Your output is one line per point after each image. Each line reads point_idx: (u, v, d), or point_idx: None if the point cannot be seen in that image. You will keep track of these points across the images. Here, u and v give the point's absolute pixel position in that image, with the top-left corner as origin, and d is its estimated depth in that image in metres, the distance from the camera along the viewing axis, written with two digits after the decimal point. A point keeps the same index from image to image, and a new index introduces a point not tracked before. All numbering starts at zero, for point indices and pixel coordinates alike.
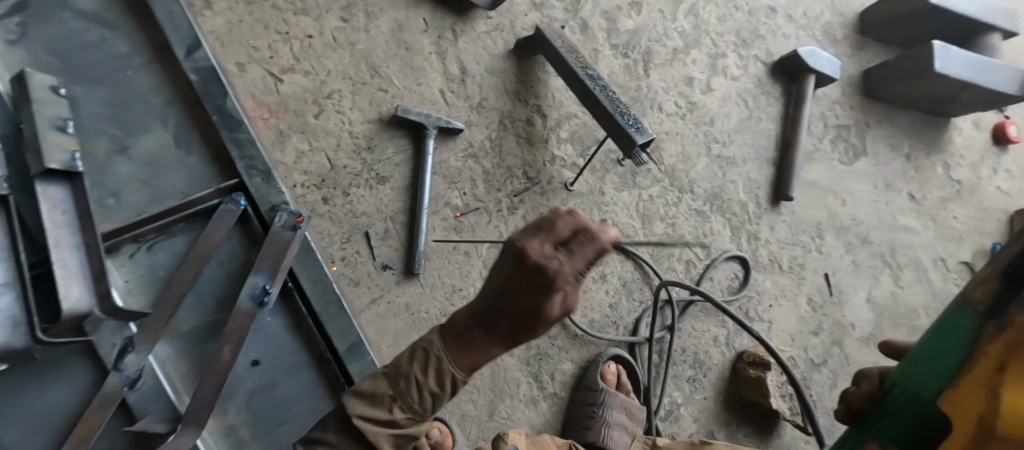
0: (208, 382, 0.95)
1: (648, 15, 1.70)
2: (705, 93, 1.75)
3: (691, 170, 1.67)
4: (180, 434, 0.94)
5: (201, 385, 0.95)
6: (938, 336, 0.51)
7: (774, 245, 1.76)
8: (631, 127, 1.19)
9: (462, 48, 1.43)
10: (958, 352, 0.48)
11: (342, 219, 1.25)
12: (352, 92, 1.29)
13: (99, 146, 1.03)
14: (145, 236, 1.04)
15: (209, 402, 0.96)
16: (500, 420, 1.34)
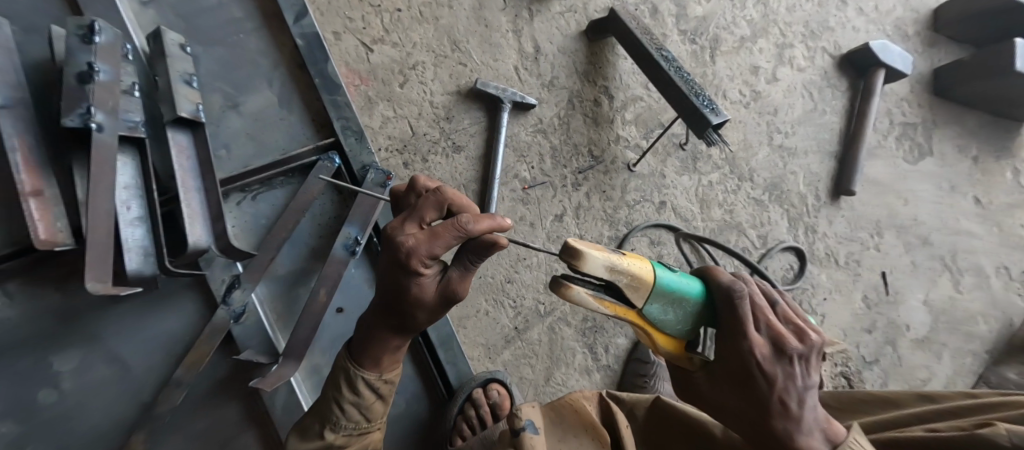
0: (306, 321, 1.06)
1: (718, 3, 1.71)
2: (770, 83, 1.74)
3: (752, 159, 1.68)
4: (282, 365, 1.06)
5: (301, 323, 1.06)
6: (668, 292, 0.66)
7: (832, 239, 1.74)
8: (706, 108, 1.22)
9: (537, 27, 1.48)
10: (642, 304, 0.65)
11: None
12: (434, 65, 1.37)
13: (215, 100, 1.12)
14: (250, 186, 1.14)
15: (306, 340, 1.07)
16: (555, 386, 1.39)
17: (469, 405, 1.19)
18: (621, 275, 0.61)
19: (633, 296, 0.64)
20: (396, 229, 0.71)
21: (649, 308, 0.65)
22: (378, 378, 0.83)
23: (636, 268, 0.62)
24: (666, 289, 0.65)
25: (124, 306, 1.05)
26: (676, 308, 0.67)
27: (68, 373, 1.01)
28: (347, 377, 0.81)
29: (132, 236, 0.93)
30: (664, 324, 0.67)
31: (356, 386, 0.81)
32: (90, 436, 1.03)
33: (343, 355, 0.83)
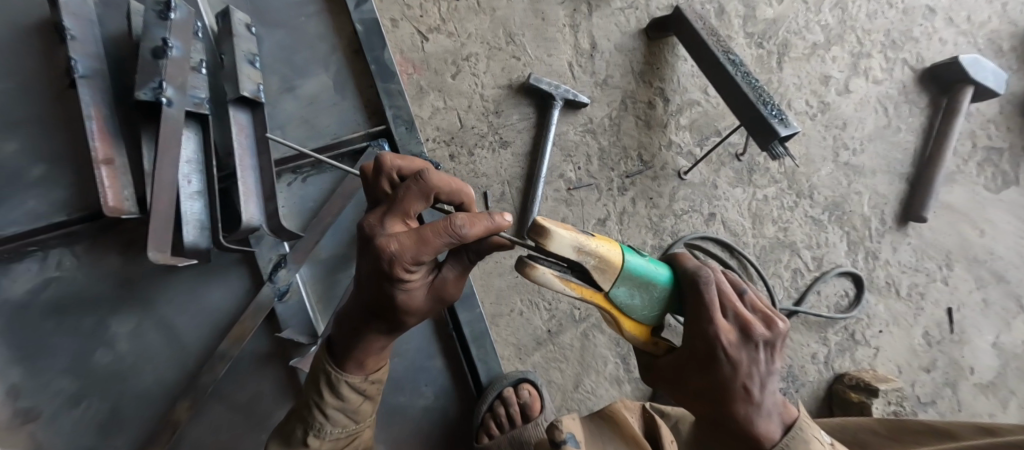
0: None
1: (791, 6, 1.60)
2: (841, 94, 1.62)
3: (813, 176, 1.57)
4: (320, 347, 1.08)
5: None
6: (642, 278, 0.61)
7: (894, 268, 1.61)
8: (775, 118, 1.15)
9: (595, 22, 1.43)
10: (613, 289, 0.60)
11: (465, 177, 1.32)
12: (487, 57, 1.35)
13: (274, 82, 1.15)
14: (302, 169, 1.16)
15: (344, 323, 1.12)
16: (583, 394, 1.36)
17: (499, 403, 1.18)
18: (587, 256, 0.56)
19: (599, 279, 0.59)
20: (376, 226, 0.65)
21: (616, 291, 0.60)
22: (364, 381, 0.81)
23: (602, 250, 0.57)
24: (633, 274, 0.60)
25: (178, 275, 1.11)
26: (644, 293, 0.62)
27: (125, 334, 1.09)
28: (331, 380, 0.79)
29: (191, 210, 0.98)
30: (630, 310, 0.62)
31: (340, 391, 0.79)
32: (143, 397, 1.10)
33: (324, 358, 0.80)
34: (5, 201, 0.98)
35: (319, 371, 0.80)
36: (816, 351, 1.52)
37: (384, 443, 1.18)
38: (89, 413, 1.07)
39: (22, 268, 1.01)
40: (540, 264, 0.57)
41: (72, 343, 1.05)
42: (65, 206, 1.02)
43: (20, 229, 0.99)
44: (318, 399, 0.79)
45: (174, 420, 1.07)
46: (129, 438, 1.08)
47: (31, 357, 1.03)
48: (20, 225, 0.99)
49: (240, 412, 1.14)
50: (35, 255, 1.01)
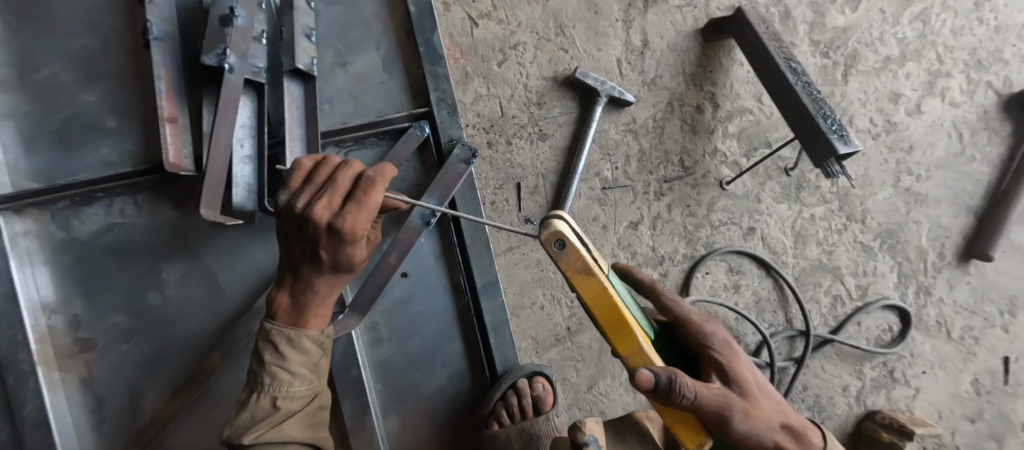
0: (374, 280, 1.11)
1: (865, 15, 1.49)
2: (911, 115, 1.50)
3: (868, 199, 1.48)
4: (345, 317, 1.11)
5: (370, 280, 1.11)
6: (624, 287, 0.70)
7: (948, 307, 1.50)
8: (834, 134, 1.08)
9: (650, 19, 1.39)
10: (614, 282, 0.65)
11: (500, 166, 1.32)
12: (535, 47, 1.34)
13: (326, 56, 1.19)
14: (345, 143, 1.20)
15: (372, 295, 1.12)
16: (596, 395, 1.36)
17: (512, 393, 1.20)
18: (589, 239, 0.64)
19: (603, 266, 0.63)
20: (346, 212, 0.66)
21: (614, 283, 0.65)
22: (319, 332, 0.84)
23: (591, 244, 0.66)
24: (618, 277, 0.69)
25: (224, 234, 1.18)
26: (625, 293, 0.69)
27: (174, 282, 1.17)
28: (288, 340, 0.81)
29: (242, 173, 1.04)
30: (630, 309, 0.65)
31: (297, 345, 0.81)
32: (184, 342, 1.18)
33: (272, 325, 0.81)
34: (80, 148, 1.11)
35: (269, 335, 0.81)
36: (849, 384, 1.44)
37: (396, 415, 1.22)
38: (136, 350, 1.16)
39: (89, 212, 1.11)
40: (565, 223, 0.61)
41: (127, 284, 1.15)
42: (131, 159, 1.13)
43: (92, 175, 1.11)
44: (278, 362, 0.80)
45: (211, 366, 1.14)
46: (168, 377, 1.17)
47: (91, 293, 1.13)
48: (93, 172, 1.11)
49: None
50: (101, 201, 1.11)
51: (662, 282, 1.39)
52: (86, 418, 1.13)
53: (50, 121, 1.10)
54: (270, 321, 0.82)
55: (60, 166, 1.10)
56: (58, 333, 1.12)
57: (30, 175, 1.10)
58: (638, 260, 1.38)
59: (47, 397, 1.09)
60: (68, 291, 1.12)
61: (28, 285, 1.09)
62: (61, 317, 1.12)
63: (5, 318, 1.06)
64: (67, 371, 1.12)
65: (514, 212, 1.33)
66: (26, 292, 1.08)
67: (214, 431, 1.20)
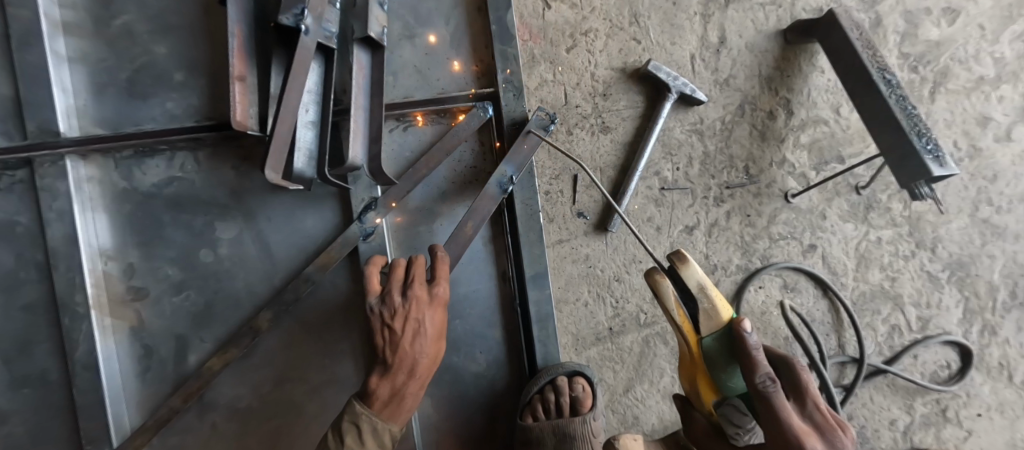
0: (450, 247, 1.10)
1: (963, 29, 1.35)
2: (998, 141, 1.36)
3: (941, 227, 1.37)
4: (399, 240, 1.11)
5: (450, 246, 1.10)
6: (724, 351, 0.71)
7: (1014, 349, 1.39)
8: (929, 154, 1.01)
9: (730, 15, 1.32)
10: (704, 342, 0.72)
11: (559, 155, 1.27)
12: (607, 35, 1.29)
13: (396, 28, 1.20)
14: (405, 118, 1.21)
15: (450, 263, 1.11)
16: (632, 400, 1.32)
17: (551, 388, 1.18)
18: (705, 297, 0.71)
19: (703, 326, 0.71)
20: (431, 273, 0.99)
21: (710, 345, 0.71)
22: (400, 430, 0.94)
23: (719, 301, 0.71)
24: (722, 339, 0.71)
25: (281, 197, 1.18)
26: (728, 359, 0.71)
27: (226, 240, 1.17)
28: (373, 430, 0.91)
29: (304, 138, 1.02)
30: (701, 365, 0.73)
31: (378, 435, 0.91)
32: (232, 299, 1.18)
33: (365, 412, 0.91)
34: (147, 99, 1.12)
35: (360, 422, 0.90)
36: (897, 418, 1.37)
37: (432, 397, 1.26)
38: (186, 303, 1.17)
39: (152, 164, 1.14)
40: (663, 277, 0.74)
41: (182, 238, 1.16)
42: (195, 114, 1.13)
43: (157, 126, 1.12)
44: (357, 445, 0.90)
45: (256, 327, 1.12)
46: (213, 334, 1.17)
47: (148, 244, 1.15)
48: (157, 123, 1.12)
49: (310, 335, 1.21)
50: (164, 154, 1.13)
51: None
52: (131, 364, 1.15)
53: (123, 69, 1.11)
54: (360, 405, 0.92)
55: (126, 115, 1.11)
56: (113, 279, 1.14)
57: (96, 121, 1.11)
58: None
59: (98, 341, 1.11)
60: (126, 240, 1.15)
61: (88, 231, 1.11)
62: (116, 263, 1.14)
63: (65, 259, 1.09)
64: (118, 317, 1.15)
65: (567, 204, 1.29)
66: (86, 236, 1.11)
67: (253, 390, 1.20)
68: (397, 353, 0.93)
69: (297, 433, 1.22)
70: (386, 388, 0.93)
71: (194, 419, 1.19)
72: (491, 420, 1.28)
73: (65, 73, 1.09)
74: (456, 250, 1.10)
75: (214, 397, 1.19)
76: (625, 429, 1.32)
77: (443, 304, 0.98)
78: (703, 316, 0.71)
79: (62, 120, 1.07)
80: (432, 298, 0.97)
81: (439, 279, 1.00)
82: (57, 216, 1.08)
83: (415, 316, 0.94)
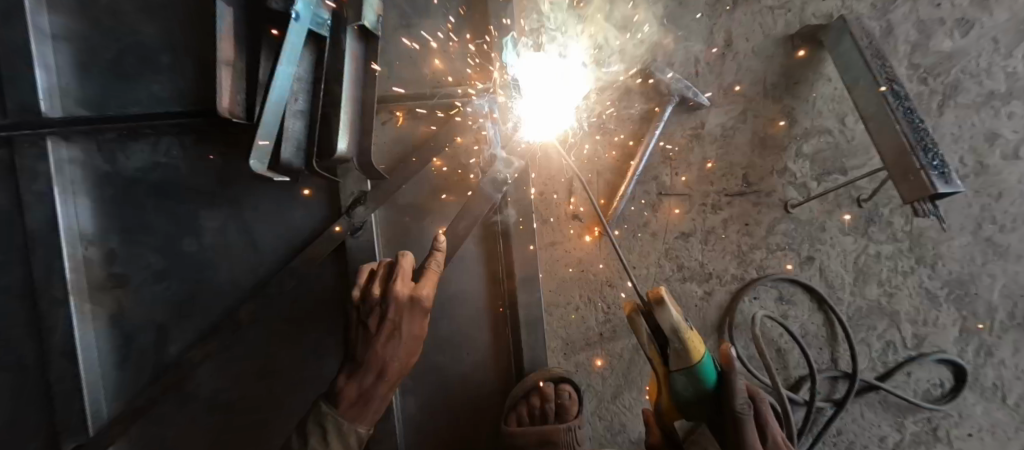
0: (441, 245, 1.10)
1: (976, 42, 1.29)
2: (1006, 159, 1.31)
3: (943, 243, 1.32)
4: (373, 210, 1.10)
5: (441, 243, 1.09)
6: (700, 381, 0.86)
7: (1010, 371, 1.34)
8: (934, 170, 0.99)
9: (738, 18, 1.28)
10: (679, 374, 0.85)
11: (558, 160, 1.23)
12: (609, 33, 1.25)
13: (393, 20, 1.19)
14: (400, 111, 1.19)
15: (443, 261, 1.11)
16: (619, 407, 1.29)
17: (537, 393, 1.18)
18: (678, 340, 0.82)
19: (675, 363, 0.84)
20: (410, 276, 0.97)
21: (679, 376, 0.85)
22: (367, 432, 0.92)
23: (692, 344, 0.83)
24: (698, 372, 0.84)
25: (268, 188, 1.15)
26: (694, 387, 0.86)
27: (212, 229, 1.15)
28: (337, 431, 0.89)
29: (293, 127, 0.98)
30: (677, 391, 0.87)
31: (343, 438, 0.89)
32: (216, 289, 1.16)
33: (330, 413, 0.89)
34: (133, 82, 1.08)
35: (324, 423, 0.89)
36: (886, 435, 1.35)
37: (415, 396, 1.25)
38: (168, 292, 1.14)
39: (136, 148, 1.11)
40: None
41: (166, 225, 1.14)
42: (182, 99, 1.10)
43: (142, 110, 1.09)
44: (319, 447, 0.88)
45: (237, 321, 1.09)
46: (195, 324, 1.15)
47: (131, 229, 1.12)
48: (142, 107, 1.09)
49: (295, 330, 1.19)
50: (148, 138, 1.10)
51: (705, 300, 1.32)
52: (110, 352, 1.13)
53: (110, 48, 1.08)
54: (328, 405, 0.90)
55: (111, 98, 1.08)
56: (93, 265, 1.11)
57: (80, 102, 1.08)
58: (684, 275, 1.31)
59: (77, 326, 1.08)
60: (109, 226, 1.12)
61: (70, 214, 1.08)
62: (97, 249, 1.11)
63: (44, 242, 1.05)
64: (99, 305, 1.12)
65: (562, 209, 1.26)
66: (65, 220, 1.07)
67: (234, 383, 1.18)
68: (370, 353, 0.92)
69: (278, 429, 1.20)
70: (354, 389, 0.91)
71: (174, 409, 1.17)
72: (476, 422, 1.26)
73: (49, 51, 1.05)
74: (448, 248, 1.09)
75: (193, 389, 1.17)
76: (611, 436, 1.30)
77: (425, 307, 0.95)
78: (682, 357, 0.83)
79: (43, 100, 1.03)
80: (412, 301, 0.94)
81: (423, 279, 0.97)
82: (37, 199, 1.04)
83: (393, 319, 0.93)
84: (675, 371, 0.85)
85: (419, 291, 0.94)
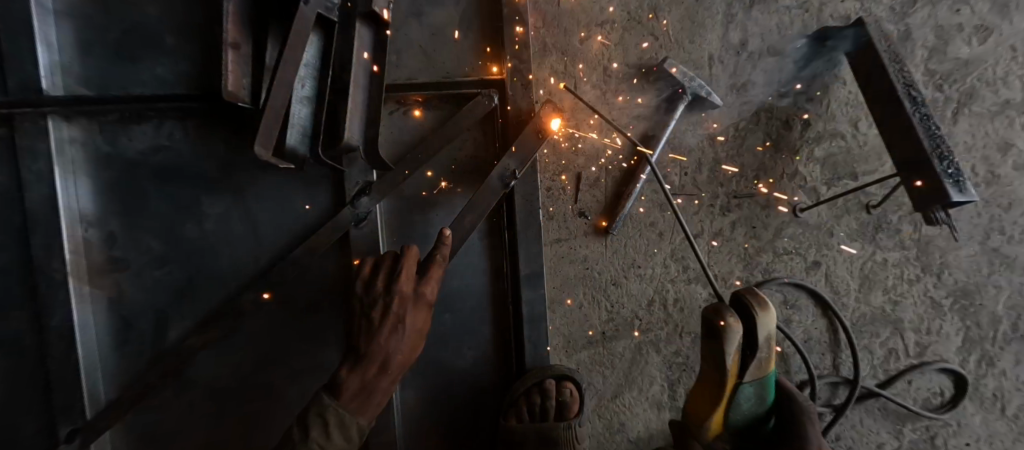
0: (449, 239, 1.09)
1: (994, 49, 1.26)
2: (1020, 169, 1.27)
3: (950, 253, 1.29)
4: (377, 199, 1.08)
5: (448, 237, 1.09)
6: (763, 389, 0.95)
7: (1009, 381, 1.32)
8: (950, 178, 0.97)
9: (755, 16, 1.25)
10: (749, 384, 0.93)
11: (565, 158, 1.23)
12: (623, 28, 1.23)
13: (403, 7, 1.16)
14: (407, 101, 1.18)
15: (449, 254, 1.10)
16: (618, 406, 1.29)
17: (537, 391, 1.16)
18: (768, 356, 0.91)
19: (751, 375, 0.92)
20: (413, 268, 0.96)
21: (749, 387, 0.93)
22: (368, 424, 0.91)
23: (771, 358, 0.92)
24: (766, 382, 0.94)
25: (273, 176, 1.13)
26: (756, 398, 0.95)
27: (213, 215, 1.13)
28: (339, 423, 0.88)
29: (298, 114, 0.96)
30: (739, 401, 0.94)
31: (346, 430, 0.88)
32: (216, 276, 1.14)
33: (332, 404, 0.88)
34: (136, 62, 1.06)
35: (325, 414, 0.87)
36: (884, 442, 1.33)
37: (415, 389, 1.24)
38: (168, 277, 1.13)
39: (138, 129, 1.09)
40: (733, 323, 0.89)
41: (168, 210, 1.12)
42: (186, 81, 1.08)
43: (145, 91, 1.07)
44: (321, 439, 0.86)
45: (240, 309, 1.08)
46: (195, 310, 1.14)
47: (132, 213, 1.11)
48: (145, 88, 1.07)
49: (295, 320, 1.18)
50: (151, 120, 1.09)
51: (709, 302, 1.31)
52: (109, 337, 1.12)
53: (113, 27, 1.05)
54: (329, 397, 0.89)
55: (114, 78, 1.06)
56: (93, 248, 1.10)
57: (83, 82, 1.06)
58: (689, 276, 1.30)
59: (76, 308, 1.07)
60: (109, 207, 1.10)
61: (69, 193, 1.06)
62: (96, 231, 1.10)
63: (43, 222, 1.04)
64: (97, 288, 1.10)
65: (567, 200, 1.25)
66: (67, 199, 1.06)
67: (234, 371, 1.17)
68: (373, 345, 0.91)
69: (279, 417, 1.20)
70: (356, 381, 0.90)
71: (172, 395, 1.16)
72: (476, 416, 1.26)
73: (51, 27, 1.03)
74: (454, 242, 1.09)
75: (191, 376, 1.16)
76: (610, 435, 1.30)
77: (428, 300, 0.96)
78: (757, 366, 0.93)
79: (45, 77, 1.01)
80: (416, 295, 0.94)
81: (427, 274, 0.96)
82: (36, 179, 1.03)
83: (396, 311, 0.92)
84: (750, 383, 0.93)
85: (423, 286, 0.95)
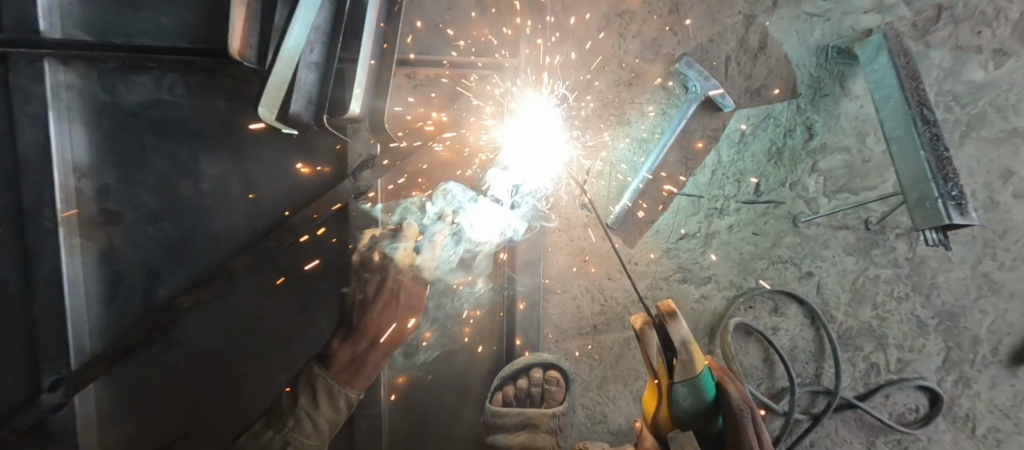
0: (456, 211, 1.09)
1: (1014, 75, 1.19)
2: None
3: (941, 274, 1.26)
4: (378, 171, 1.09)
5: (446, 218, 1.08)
6: (697, 387, 0.89)
7: (984, 404, 1.28)
8: (951, 200, 0.96)
9: (776, 19, 1.23)
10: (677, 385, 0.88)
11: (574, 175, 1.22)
12: (643, 20, 1.22)
13: None
14: (416, 76, 1.16)
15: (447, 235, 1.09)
16: (603, 398, 1.31)
17: (525, 375, 1.22)
18: (686, 351, 0.87)
19: (679, 375, 0.88)
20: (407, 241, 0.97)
21: (681, 388, 0.88)
22: (357, 396, 0.91)
23: (697, 355, 0.88)
24: (699, 383, 0.88)
25: (275, 141, 1.12)
26: (696, 398, 0.89)
27: (212, 176, 1.11)
28: (328, 394, 0.88)
29: (305, 78, 0.93)
30: (676, 402, 0.90)
31: (335, 400, 0.89)
32: (212, 238, 1.13)
33: (322, 374, 0.88)
34: (140, 9, 1.03)
35: (315, 383, 0.88)
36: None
37: (403, 365, 1.25)
38: (162, 234, 1.11)
39: (138, 81, 1.05)
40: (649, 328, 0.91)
41: (166, 167, 1.10)
42: (192, 35, 1.05)
43: (148, 41, 1.04)
44: (309, 406, 0.87)
45: (232, 270, 1.09)
46: (188, 270, 1.13)
47: (127, 166, 1.08)
48: (149, 38, 1.04)
49: (287, 287, 1.17)
50: (152, 72, 1.05)
51: (700, 303, 1.33)
52: (97, 292, 1.09)
53: None
54: (320, 368, 0.89)
55: (117, 24, 1.02)
56: (86, 198, 1.06)
57: (84, 25, 1.02)
58: (683, 276, 1.33)
59: (65, 261, 1.03)
60: (104, 157, 1.07)
61: (63, 140, 1.02)
62: (90, 183, 1.06)
63: (34, 166, 1.00)
64: (89, 240, 1.07)
65: (560, 203, 1.24)
66: (60, 146, 1.01)
67: (223, 334, 1.17)
68: (366, 319, 0.91)
69: (265, 385, 1.21)
70: (346, 354, 0.90)
71: (160, 354, 1.15)
72: (461, 397, 1.29)
73: None
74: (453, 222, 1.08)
75: (180, 336, 1.15)
76: (592, 424, 1.32)
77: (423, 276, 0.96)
78: (681, 366, 0.87)
79: (43, 16, 0.97)
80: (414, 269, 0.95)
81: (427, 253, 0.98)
82: (30, 121, 0.99)
83: (393, 286, 0.93)
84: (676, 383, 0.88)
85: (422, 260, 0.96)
